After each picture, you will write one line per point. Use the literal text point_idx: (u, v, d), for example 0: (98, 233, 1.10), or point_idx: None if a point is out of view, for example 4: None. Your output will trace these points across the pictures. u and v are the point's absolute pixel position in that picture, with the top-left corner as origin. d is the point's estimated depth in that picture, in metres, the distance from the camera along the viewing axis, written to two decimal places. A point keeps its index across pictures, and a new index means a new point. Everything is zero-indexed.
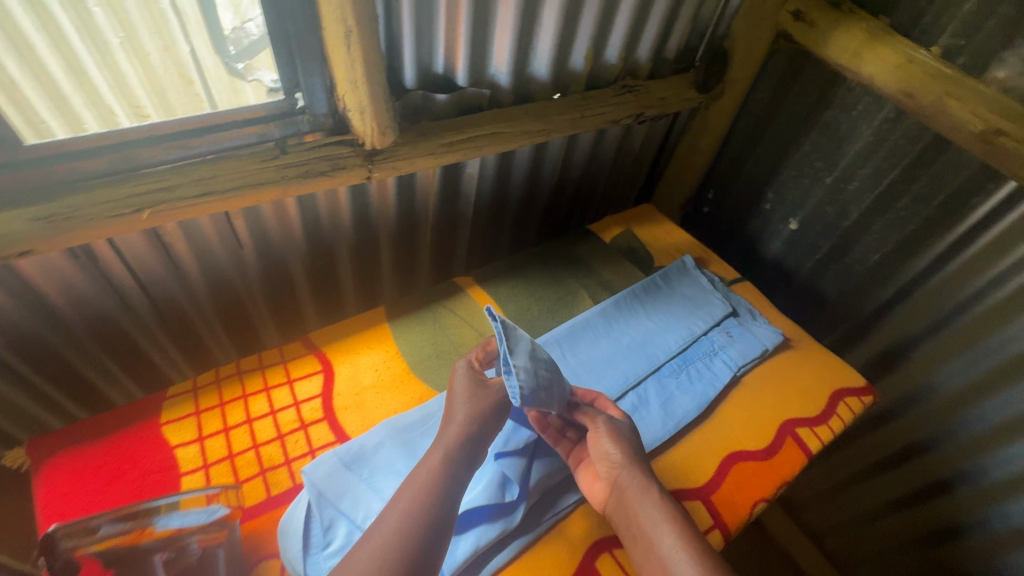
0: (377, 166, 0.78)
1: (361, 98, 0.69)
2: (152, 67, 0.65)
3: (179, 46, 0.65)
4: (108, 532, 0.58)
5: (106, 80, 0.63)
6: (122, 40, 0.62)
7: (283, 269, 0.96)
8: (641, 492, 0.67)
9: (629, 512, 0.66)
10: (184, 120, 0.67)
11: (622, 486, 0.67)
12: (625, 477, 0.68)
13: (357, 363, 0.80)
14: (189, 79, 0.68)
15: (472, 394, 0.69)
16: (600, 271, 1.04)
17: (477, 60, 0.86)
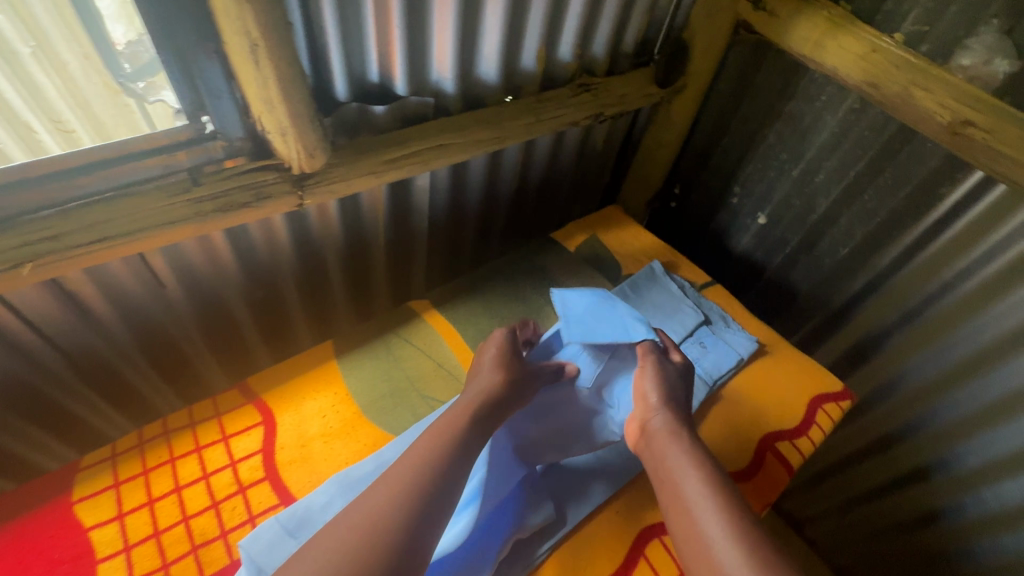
0: (309, 193, 0.70)
1: (280, 119, 0.61)
2: (73, 77, 0.61)
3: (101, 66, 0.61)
4: None
5: (21, 95, 0.59)
6: (33, 49, 0.57)
7: (218, 305, 0.87)
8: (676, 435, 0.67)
9: (657, 450, 0.67)
10: (67, 156, 0.57)
11: (658, 429, 0.69)
12: (664, 423, 0.69)
13: (302, 411, 0.73)
14: (115, 88, 0.63)
15: (503, 361, 0.73)
16: (566, 283, 0.97)
17: (417, 66, 0.78)
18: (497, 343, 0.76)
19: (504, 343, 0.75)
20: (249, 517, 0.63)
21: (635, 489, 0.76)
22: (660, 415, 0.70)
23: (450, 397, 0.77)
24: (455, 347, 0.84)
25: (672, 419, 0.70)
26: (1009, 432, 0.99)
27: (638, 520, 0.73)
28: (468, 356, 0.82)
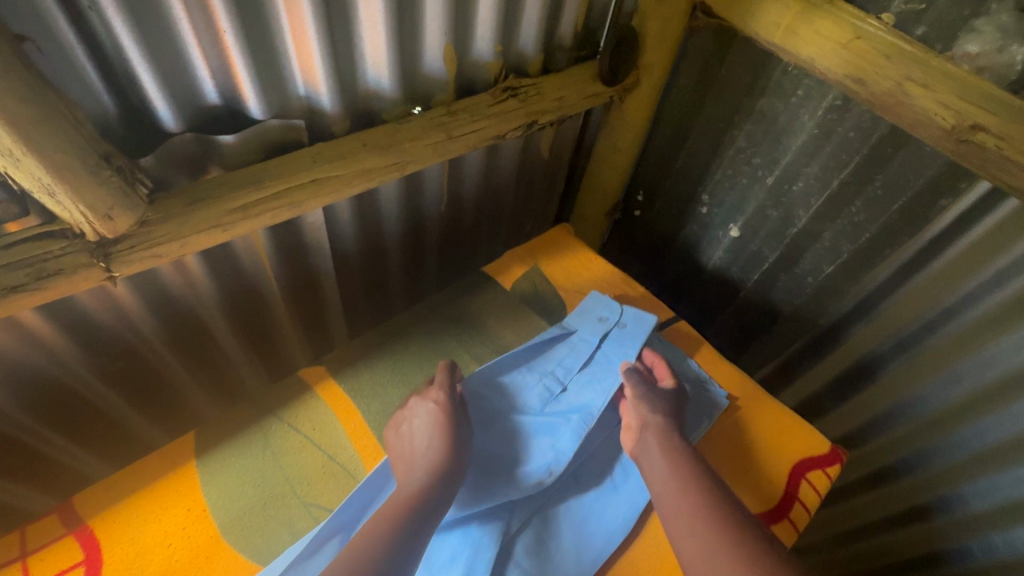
0: (118, 261, 0.53)
1: (35, 173, 0.43)
2: None
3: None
4: None
5: None
6: None
7: (61, 391, 0.70)
8: (672, 442, 0.63)
9: (653, 455, 0.62)
10: None
11: (654, 437, 0.64)
12: (660, 436, 0.64)
13: (138, 542, 0.57)
14: None
15: (450, 417, 0.61)
16: (499, 331, 0.81)
17: (274, 81, 0.60)
18: (436, 394, 0.64)
19: (441, 391, 0.64)
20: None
21: None
22: (651, 420, 0.65)
23: (339, 504, 0.61)
24: (353, 430, 0.67)
25: (667, 425, 0.65)
26: (1019, 480, 0.83)
27: None
28: (368, 442, 0.66)
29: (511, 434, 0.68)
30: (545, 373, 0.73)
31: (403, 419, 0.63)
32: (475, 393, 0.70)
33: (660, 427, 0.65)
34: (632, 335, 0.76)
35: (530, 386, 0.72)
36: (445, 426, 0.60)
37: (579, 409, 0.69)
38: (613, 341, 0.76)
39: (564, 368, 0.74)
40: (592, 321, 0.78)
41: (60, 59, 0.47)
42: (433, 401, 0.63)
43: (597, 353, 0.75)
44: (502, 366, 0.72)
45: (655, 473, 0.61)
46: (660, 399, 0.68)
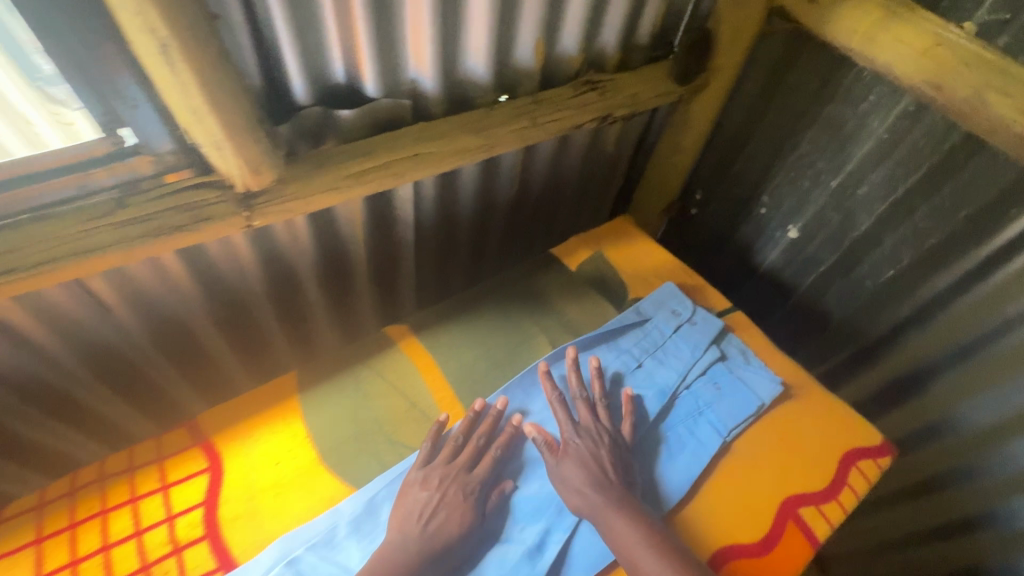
0: (258, 212, 0.61)
1: (212, 130, 0.52)
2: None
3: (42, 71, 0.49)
4: None
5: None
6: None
7: (179, 328, 0.80)
8: (612, 502, 0.62)
9: (599, 474, 0.65)
10: None
11: (595, 494, 0.63)
12: (613, 456, 0.67)
13: (253, 459, 0.65)
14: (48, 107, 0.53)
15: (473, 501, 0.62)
16: (563, 308, 0.86)
17: (390, 65, 0.68)
18: (467, 479, 0.64)
19: (476, 493, 0.63)
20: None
21: None
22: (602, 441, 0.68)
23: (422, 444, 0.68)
24: (432, 383, 0.75)
25: (594, 479, 0.64)
26: None
27: None
28: (446, 394, 0.74)
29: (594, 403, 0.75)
30: (622, 350, 0.81)
31: (425, 482, 0.62)
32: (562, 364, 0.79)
33: (591, 482, 0.63)
34: (701, 332, 0.83)
35: (610, 360, 0.81)
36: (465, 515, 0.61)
37: (655, 387, 0.77)
38: (683, 334, 0.83)
39: (639, 346, 0.82)
40: (667, 313, 0.85)
41: (226, 36, 0.56)
42: (461, 481, 0.63)
43: (668, 342, 0.82)
44: (587, 344, 0.81)
45: (609, 537, 0.61)
46: (580, 455, 0.66)
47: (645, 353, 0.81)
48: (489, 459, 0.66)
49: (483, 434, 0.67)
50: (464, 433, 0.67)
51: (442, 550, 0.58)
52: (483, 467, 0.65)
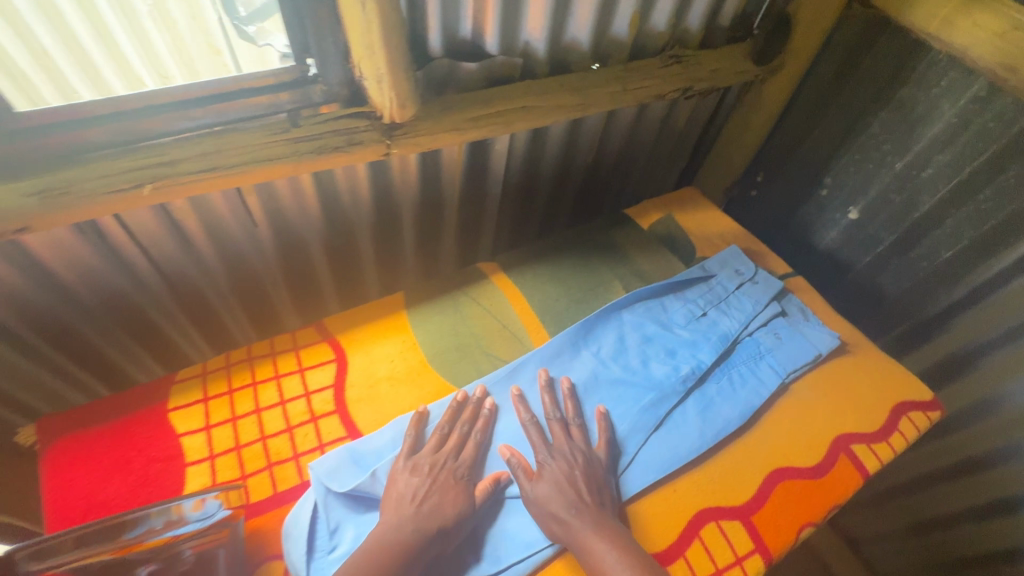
0: (397, 142, 0.72)
1: (378, 65, 0.63)
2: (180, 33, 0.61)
3: (206, 14, 0.61)
4: (91, 550, 0.54)
5: (137, 50, 0.60)
6: (150, 7, 0.59)
7: (300, 249, 0.91)
8: (587, 524, 0.60)
9: (568, 491, 0.63)
10: (158, 91, 0.59)
11: (571, 518, 0.61)
12: (585, 473, 0.65)
13: (371, 356, 0.76)
14: (217, 48, 0.63)
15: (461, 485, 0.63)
16: (635, 260, 0.94)
17: (510, 25, 0.77)
18: (455, 466, 0.64)
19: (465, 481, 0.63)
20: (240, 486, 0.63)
21: (695, 463, 0.70)
22: (573, 458, 0.66)
23: (513, 357, 0.78)
24: (521, 312, 0.84)
25: (567, 501, 0.62)
26: None
27: (692, 498, 0.68)
28: (532, 320, 0.83)
29: (662, 342, 0.82)
30: (688, 300, 0.88)
31: (416, 470, 0.63)
32: (632, 308, 0.86)
33: (564, 506, 0.61)
34: (763, 289, 0.89)
35: (676, 308, 0.87)
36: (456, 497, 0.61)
37: (718, 333, 0.84)
38: (747, 290, 0.90)
39: (705, 298, 0.88)
40: (731, 271, 0.92)
41: None
42: (446, 469, 0.64)
43: (731, 296, 0.89)
44: (656, 292, 0.88)
45: (585, 557, 0.59)
46: (552, 476, 0.64)
47: (710, 304, 0.88)
48: (473, 448, 0.67)
49: (468, 425, 0.68)
50: (448, 423, 0.68)
51: (438, 530, 0.58)
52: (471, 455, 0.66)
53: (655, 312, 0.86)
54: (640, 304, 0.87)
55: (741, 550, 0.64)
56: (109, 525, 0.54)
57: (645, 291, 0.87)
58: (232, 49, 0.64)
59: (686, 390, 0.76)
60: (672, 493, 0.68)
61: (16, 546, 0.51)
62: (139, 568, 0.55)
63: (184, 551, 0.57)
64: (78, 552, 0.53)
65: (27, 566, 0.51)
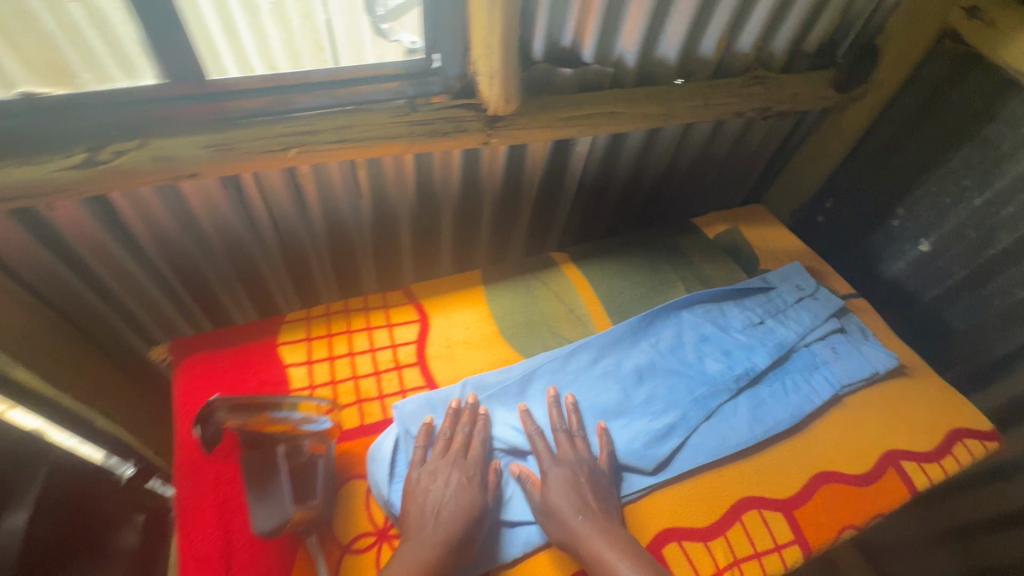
0: (496, 133, 0.81)
1: (493, 63, 0.72)
2: (292, 33, 0.66)
3: (318, 15, 0.66)
4: (248, 417, 0.66)
5: (253, 42, 0.65)
6: (271, 7, 0.63)
7: (391, 224, 1.01)
8: (591, 530, 0.61)
9: (576, 497, 0.63)
10: (305, 73, 0.69)
11: (578, 524, 0.61)
12: (590, 483, 0.65)
13: (450, 321, 0.84)
14: (322, 46, 0.69)
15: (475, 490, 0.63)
16: (698, 265, 0.99)
17: (607, 38, 0.85)
18: (468, 470, 0.65)
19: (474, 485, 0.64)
20: (334, 417, 0.70)
21: (741, 455, 0.74)
22: (580, 468, 0.67)
23: (577, 338, 0.85)
24: (587, 300, 0.91)
25: (576, 508, 0.62)
26: None
27: (737, 486, 0.71)
28: (597, 309, 0.90)
29: (718, 342, 0.86)
30: (747, 306, 0.91)
31: (431, 478, 0.64)
32: (690, 307, 0.90)
33: (570, 512, 0.62)
34: (824, 305, 0.92)
35: (734, 313, 0.90)
36: (473, 504, 0.62)
37: (775, 340, 0.86)
38: (806, 304, 0.92)
39: (763, 307, 0.91)
40: (793, 284, 0.95)
41: None
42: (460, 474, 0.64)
43: (791, 308, 0.92)
44: (716, 296, 0.92)
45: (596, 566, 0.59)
46: (551, 483, 0.65)
47: (769, 312, 0.90)
48: (478, 452, 0.67)
49: (467, 430, 0.69)
50: (449, 428, 0.69)
51: (460, 537, 0.59)
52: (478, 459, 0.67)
53: (715, 313, 0.90)
54: (699, 305, 0.91)
55: (781, 539, 0.67)
56: (255, 401, 0.66)
57: (704, 292, 0.91)
58: (335, 47, 0.70)
59: (738, 388, 0.79)
60: (719, 477, 0.72)
61: (213, 398, 0.65)
62: (276, 446, 0.66)
63: (302, 444, 0.67)
64: (244, 416, 0.66)
65: (216, 414, 0.65)
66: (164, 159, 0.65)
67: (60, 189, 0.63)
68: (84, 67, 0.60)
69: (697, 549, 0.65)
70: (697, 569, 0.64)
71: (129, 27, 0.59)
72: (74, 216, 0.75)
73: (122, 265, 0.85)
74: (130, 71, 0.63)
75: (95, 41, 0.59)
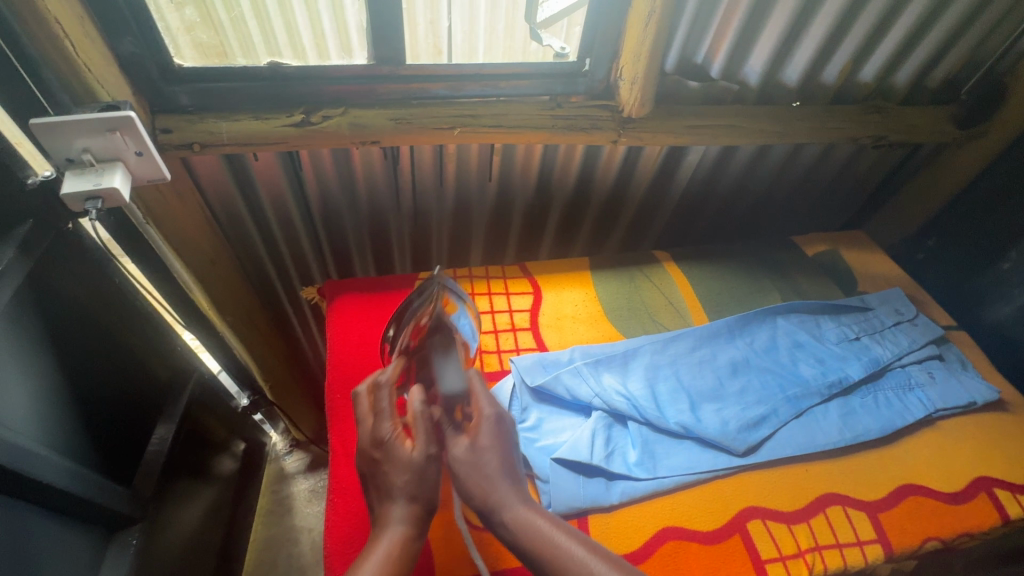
0: (626, 133, 0.90)
1: (637, 70, 0.82)
2: (419, 35, 0.77)
3: (440, 21, 0.76)
4: (448, 297, 0.78)
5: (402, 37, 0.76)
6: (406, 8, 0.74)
7: (509, 208, 1.12)
8: (514, 494, 0.59)
9: (502, 466, 0.61)
10: (478, 66, 0.81)
11: (507, 491, 0.59)
12: (509, 453, 0.63)
13: (560, 296, 0.93)
14: (439, 50, 0.80)
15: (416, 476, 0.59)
16: (796, 279, 1.03)
17: (737, 56, 0.92)
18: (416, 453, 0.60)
19: (386, 446, 0.60)
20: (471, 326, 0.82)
21: (829, 456, 0.78)
22: (498, 435, 0.63)
23: (677, 326, 0.92)
24: (686, 295, 0.97)
25: (504, 475, 0.61)
26: None
27: (823, 480, 0.75)
28: (696, 305, 0.96)
29: (814, 350, 0.90)
30: (844, 321, 0.95)
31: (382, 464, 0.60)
32: (786, 316, 0.94)
33: (499, 478, 0.60)
34: (923, 331, 0.94)
35: (830, 326, 0.94)
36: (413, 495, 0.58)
37: (870, 356, 0.89)
38: (905, 328, 0.94)
39: (860, 325, 0.94)
40: (892, 308, 0.97)
41: None
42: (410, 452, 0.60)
43: (889, 329, 0.94)
44: (812, 308, 0.96)
45: (529, 536, 0.56)
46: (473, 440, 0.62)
47: (866, 330, 0.93)
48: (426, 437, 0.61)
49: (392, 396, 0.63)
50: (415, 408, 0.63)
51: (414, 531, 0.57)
52: (418, 430, 0.61)
53: (811, 324, 0.94)
54: (796, 315, 0.95)
55: (863, 535, 0.71)
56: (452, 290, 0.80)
57: (801, 303, 0.95)
58: (450, 49, 0.80)
59: (830, 394, 0.83)
60: (805, 471, 0.76)
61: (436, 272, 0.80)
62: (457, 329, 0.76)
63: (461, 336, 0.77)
64: (448, 295, 0.79)
65: (436, 283, 0.79)
66: (357, 126, 0.79)
67: (276, 141, 0.78)
68: (240, 51, 0.74)
69: (780, 531, 0.70)
70: (780, 547, 0.68)
71: (283, 19, 0.71)
72: (268, 166, 0.91)
73: (288, 215, 1.01)
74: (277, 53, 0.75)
75: (256, 33, 0.72)
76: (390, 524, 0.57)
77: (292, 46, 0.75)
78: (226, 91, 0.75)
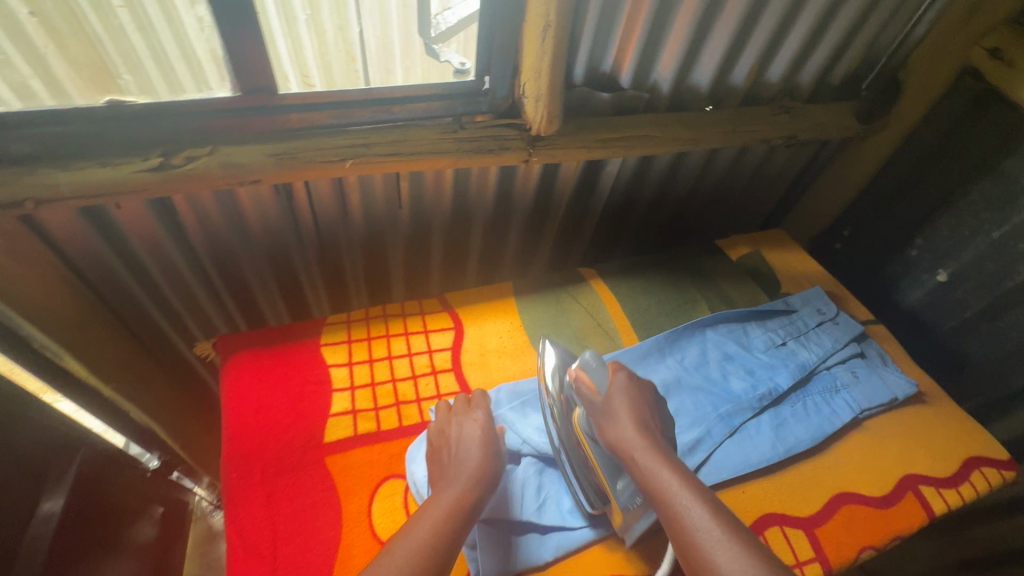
0: (536, 152, 0.85)
1: (540, 87, 0.77)
2: (326, 43, 0.71)
3: (351, 27, 0.70)
4: None
5: (288, 49, 0.70)
6: (307, 17, 0.68)
7: (427, 234, 1.05)
8: (638, 440, 0.64)
9: (640, 426, 0.65)
10: (364, 90, 0.73)
11: (635, 445, 0.63)
12: (649, 418, 0.68)
13: (483, 329, 0.87)
14: (353, 56, 0.73)
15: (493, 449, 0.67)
16: (723, 287, 1.02)
17: (644, 64, 0.89)
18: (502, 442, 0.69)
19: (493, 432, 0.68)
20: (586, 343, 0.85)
21: (766, 474, 0.77)
22: (632, 403, 0.68)
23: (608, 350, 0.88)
24: (615, 314, 0.94)
25: (638, 433, 0.64)
26: None
27: (759, 501, 0.74)
28: (625, 324, 0.93)
29: (743, 362, 0.88)
30: (770, 327, 0.94)
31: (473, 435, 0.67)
32: (714, 327, 0.92)
33: (630, 435, 0.64)
34: (844, 329, 0.94)
35: (758, 333, 0.93)
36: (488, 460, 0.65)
37: (797, 362, 0.88)
38: (827, 328, 0.94)
39: (785, 329, 0.94)
40: (814, 309, 0.97)
41: None
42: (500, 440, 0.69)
43: (813, 331, 0.94)
44: (739, 317, 0.94)
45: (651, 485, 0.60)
46: (612, 410, 0.68)
47: (792, 334, 0.93)
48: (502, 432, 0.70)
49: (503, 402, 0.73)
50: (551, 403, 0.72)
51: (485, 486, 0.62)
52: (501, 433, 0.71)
53: (740, 333, 0.93)
54: (724, 326, 0.93)
55: (802, 556, 0.69)
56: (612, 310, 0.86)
57: (728, 311, 0.94)
58: (364, 56, 0.74)
59: (761, 407, 0.82)
60: (741, 493, 0.74)
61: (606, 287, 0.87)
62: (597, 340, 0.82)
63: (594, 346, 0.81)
64: None
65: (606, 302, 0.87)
66: (231, 165, 0.70)
67: (134, 189, 0.68)
68: (128, 71, 0.64)
69: None
70: None
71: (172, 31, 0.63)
72: (136, 214, 0.79)
73: (170, 263, 0.89)
74: (173, 85, 0.67)
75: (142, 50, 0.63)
76: (458, 479, 0.62)
77: (186, 64, 0.66)
78: (66, 135, 0.64)
